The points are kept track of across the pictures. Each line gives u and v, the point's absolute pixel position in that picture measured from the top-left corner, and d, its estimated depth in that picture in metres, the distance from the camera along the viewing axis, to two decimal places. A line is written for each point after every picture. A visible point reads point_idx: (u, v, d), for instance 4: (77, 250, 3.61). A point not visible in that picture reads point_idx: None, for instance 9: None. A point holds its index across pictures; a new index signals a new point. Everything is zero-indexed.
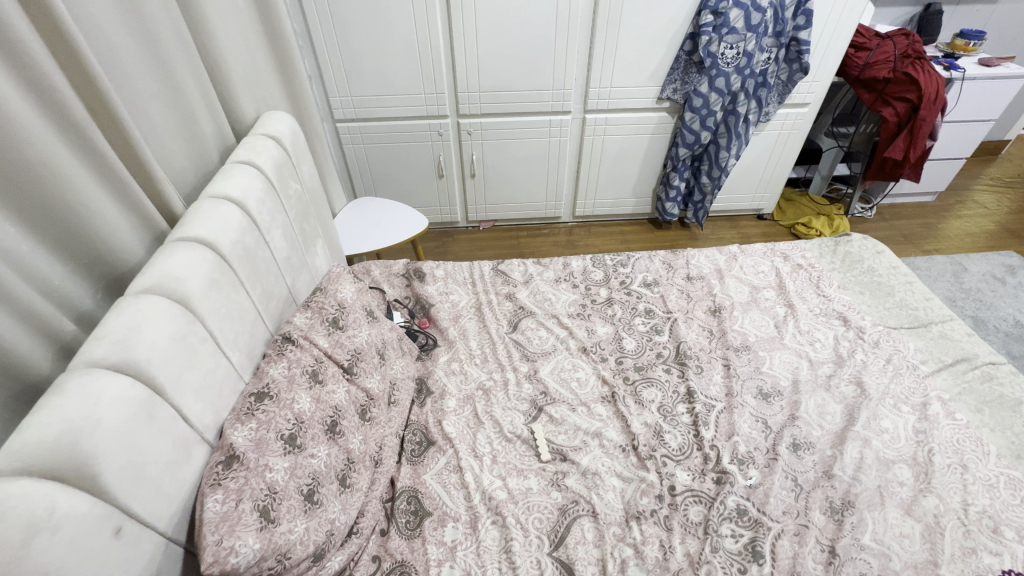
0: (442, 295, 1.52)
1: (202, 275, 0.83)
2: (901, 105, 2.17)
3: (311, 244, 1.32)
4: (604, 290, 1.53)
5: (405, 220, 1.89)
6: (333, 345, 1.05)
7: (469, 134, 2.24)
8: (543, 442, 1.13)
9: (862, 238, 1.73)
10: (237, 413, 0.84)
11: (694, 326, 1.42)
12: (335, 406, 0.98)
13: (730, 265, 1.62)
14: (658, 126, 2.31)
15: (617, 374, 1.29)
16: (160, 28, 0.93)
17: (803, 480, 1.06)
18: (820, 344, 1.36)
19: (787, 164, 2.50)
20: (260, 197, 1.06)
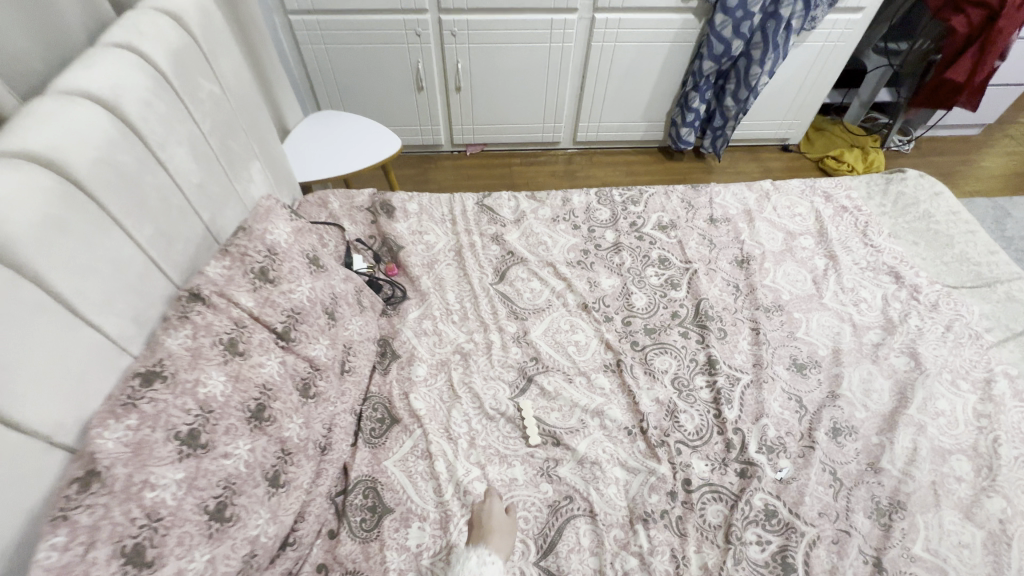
0: (415, 236, 1.25)
1: (33, 212, 0.56)
2: (976, 13, 1.80)
3: (241, 167, 1.03)
4: (610, 233, 1.28)
5: (373, 143, 1.55)
6: (261, 304, 0.80)
7: (453, 36, 1.85)
8: (532, 421, 0.93)
9: (918, 175, 1.44)
10: (112, 403, 0.61)
11: (717, 279, 1.18)
12: (262, 385, 0.75)
13: (761, 205, 1.36)
14: (681, 32, 1.92)
15: (624, 338, 1.07)
16: None
17: (843, 474, 0.88)
18: (866, 306, 1.14)
19: (825, 85, 2.15)
20: (145, 98, 0.75)
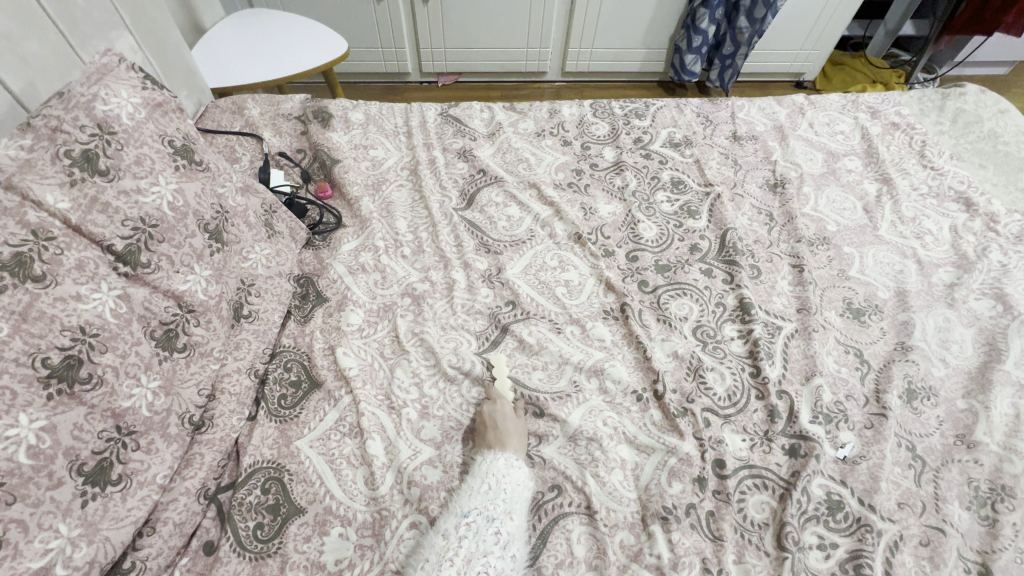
0: (358, 151, 0.96)
1: None
2: None
3: (92, 29, 0.72)
4: (610, 151, 1.01)
5: (304, 50, 1.22)
6: (84, 207, 0.52)
7: None
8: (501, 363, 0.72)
9: (980, 90, 1.18)
10: None
11: (745, 206, 0.93)
12: (77, 328, 0.48)
13: (794, 122, 1.09)
14: None
15: (629, 277, 0.81)
16: None
17: (925, 450, 0.65)
18: (933, 239, 0.90)
19: (852, 4, 1.86)
20: None
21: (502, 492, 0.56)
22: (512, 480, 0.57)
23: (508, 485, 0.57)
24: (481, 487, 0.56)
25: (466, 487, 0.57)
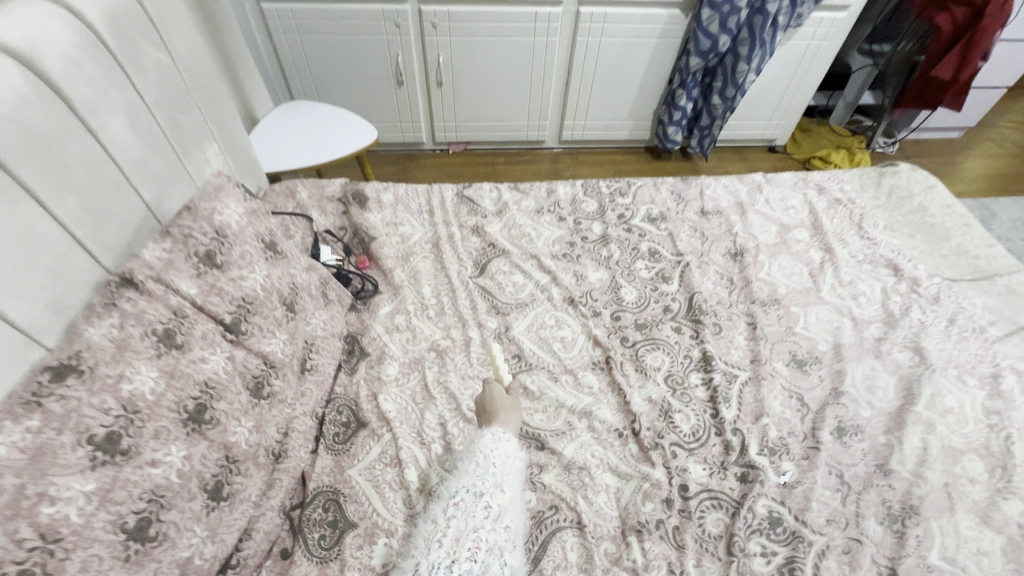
0: (389, 227, 1.17)
1: None
2: (961, 11, 1.80)
3: (194, 145, 0.94)
4: (597, 225, 1.21)
5: (337, 139, 1.45)
6: (206, 292, 0.71)
7: (433, 27, 1.78)
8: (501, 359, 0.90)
9: (911, 169, 1.40)
10: (13, 402, 0.52)
11: (710, 273, 1.12)
12: (203, 383, 0.66)
13: (753, 198, 1.30)
14: (667, 28, 1.88)
15: (613, 334, 0.99)
16: None
17: (851, 476, 0.81)
18: (866, 300, 1.08)
19: (811, 83, 2.13)
20: (68, 53, 0.66)
21: (490, 471, 0.70)
22: (500, 457, 0.72)
23: (497, 464, 0.71)
24: (473, 469, 0.70)
25: (463, 470, 0.71)
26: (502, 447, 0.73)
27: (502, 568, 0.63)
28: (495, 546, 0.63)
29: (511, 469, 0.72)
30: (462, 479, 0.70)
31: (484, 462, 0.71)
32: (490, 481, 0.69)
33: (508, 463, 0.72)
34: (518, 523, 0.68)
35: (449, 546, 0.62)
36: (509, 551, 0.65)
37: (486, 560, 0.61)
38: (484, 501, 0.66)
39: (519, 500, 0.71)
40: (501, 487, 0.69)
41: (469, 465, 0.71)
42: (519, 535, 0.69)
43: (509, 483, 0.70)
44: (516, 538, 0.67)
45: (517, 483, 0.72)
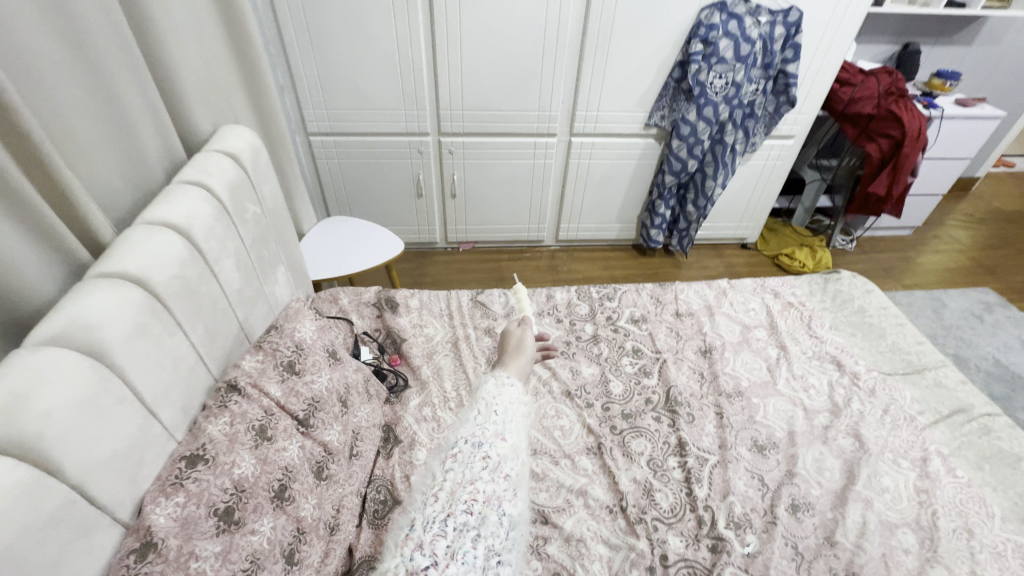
0: (416, 329, 1.40)
1: (125, 321, 0.70)
2: (884, 141, 2.19)
3: (270, 270, 1.20)
4: (589, 326, 1.45)
5: (369, 251, 1.73)
6: (287, 394, 0.92)
7: (450, 153, 2.15)
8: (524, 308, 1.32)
9: (851, 275, 1.68)
10: (163, 482, 0.71)
11: (684, 368, 1.34)
12: (285, 467, 0.85)
13: (719, 301, 1.55)
14: (644, 152, 2.26)
15: (603, 422, 1.19)
16: (97, 35, 0.80)
17: (803, 547, 0.98)
18: (815, 391, 1.29)
19: (771, 193, 2.48)
20: (208, 223, 0.93)
21: (490, 421, 1.00)
22: (501, 407, 1.03)
23: (497, 413, 1.02)
24: (477, 421, 1.00)
25: (470, 420, 1.01)
26: (501, 393, 1.06)
27: (499, 516, 0.87)
28: (492, 497, 0.88)
29: (508, 420, 1.02)
30: (466, 433, 0.98)
31: (487, 411, 1.02)
32: (490, 432, 0.98)
33: (507, 411, 1.03)
34: (515, 470, 0.95)
35: (445, 501, 0.86)
36: (506, 502, 0.90)
37: (482, 512, 0.86)
38: (482, 453, 0.93)
39: (517, 450, 0.99)
40: (501, 436, 0.98)
41: (474, 414, 1.02)
42: (519, 479, 0.95)
43: (509, 433, 0.99)
44: (515, 487, 0.93)
45: (515, 433, 1.00)
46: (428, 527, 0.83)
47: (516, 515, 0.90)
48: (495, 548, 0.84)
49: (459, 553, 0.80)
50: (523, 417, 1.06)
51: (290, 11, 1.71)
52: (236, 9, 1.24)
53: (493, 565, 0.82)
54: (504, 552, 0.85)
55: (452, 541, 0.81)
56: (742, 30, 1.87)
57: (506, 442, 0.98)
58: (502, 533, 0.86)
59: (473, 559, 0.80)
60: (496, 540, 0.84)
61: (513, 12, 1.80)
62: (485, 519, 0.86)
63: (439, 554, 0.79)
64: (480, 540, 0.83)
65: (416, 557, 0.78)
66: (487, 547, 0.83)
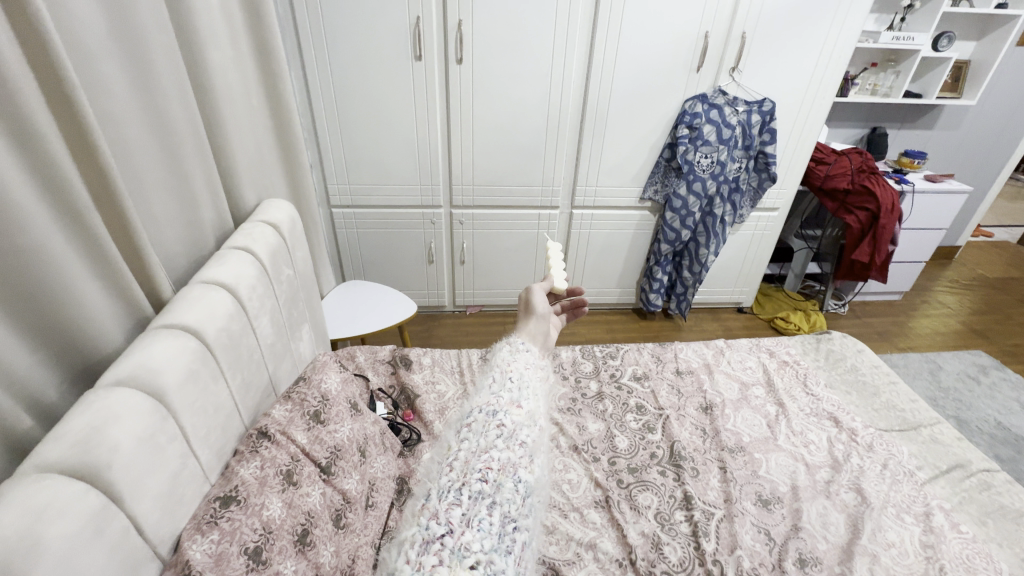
0: (428, 385, 1.46)
1: (182, 367, 0.79)
2: (862, 214, 2.36)
3: (297, 328, 1.29)
4: (594, 383, 1.51)
5: (384, 312, 1.83)
6: (312, 442, 0.98)
7: (461, 223, 2.32)
8: (557, 263, 1.18)
9: (842, 336, 1.76)
10: (198, 521, 0.76)
11: (687, 424, 1.39)
12: (307, 512, 0.89)
13: (717, 360, 1.62)
14: (640, 222, 2.43)
15: (610, 476, 1.23)
16: (179, 127, 0.96)
17: None
18: (815, 447, 1.33)
19: (762, 261, 2.62)
20: (251, 283, 1.04)
21: (505, 389, 0.89)
22: (517, 373, 0.92)
23: (513, 380, 0.91)
24: (492, 390, 0.89)
25: (484, 389, 0.90)
26: (517, 359, 0.96)
27: (515, 484, 0.76)
28: (507, 465, 0.77)
29: (523, 387, 0.91)
30: (481, 401, 0.86)
31: (502, 377, 0.91)
32: (505, 399, 0.86)
33: (523, 378, 0.92)
34: (532, 437, 0.84)
35: (461, 470, 0.76)
36: (522, 469, 0.78)
37: (498, 480, 0.75)
38: (496, 422, 0.82)
39: (533, 418, 0.87)
40: (517, 403, 0.86)
41: (489, 383, 0.91)
42: (536, 445, 0.85)
43: (524, 400, 0.88)
44: (532, 453, 0.82)
45: (531, 400, 0.90)
46: (442, 496, 0.72)
47: (534, 482, 0.79)
48: (512, 515, 0.73)
49: (475, 521, 0.70)
50: (539, 386, 0.96)
51: (325, 102, 1.95)
52: (283, 103, 1.45)
53: (510, 533, 0.72)
54: (522, 519, 0.75)
55: (468, 509, 0.71)
56: (722, 117, 2.10)
57: (521, 411, 0.86)
58: (520, 502, 0.75)
59: (489, 527, 0.70)
60: (513, 507, 0.74)
61: (520, 103, 2.04)
62: (500, 487, 0.75)
63: (455, 521, 0.69)
64: (496, 507, 0.73)
65: (432, 526, 0.69)
66: (503, 514, 0.73)
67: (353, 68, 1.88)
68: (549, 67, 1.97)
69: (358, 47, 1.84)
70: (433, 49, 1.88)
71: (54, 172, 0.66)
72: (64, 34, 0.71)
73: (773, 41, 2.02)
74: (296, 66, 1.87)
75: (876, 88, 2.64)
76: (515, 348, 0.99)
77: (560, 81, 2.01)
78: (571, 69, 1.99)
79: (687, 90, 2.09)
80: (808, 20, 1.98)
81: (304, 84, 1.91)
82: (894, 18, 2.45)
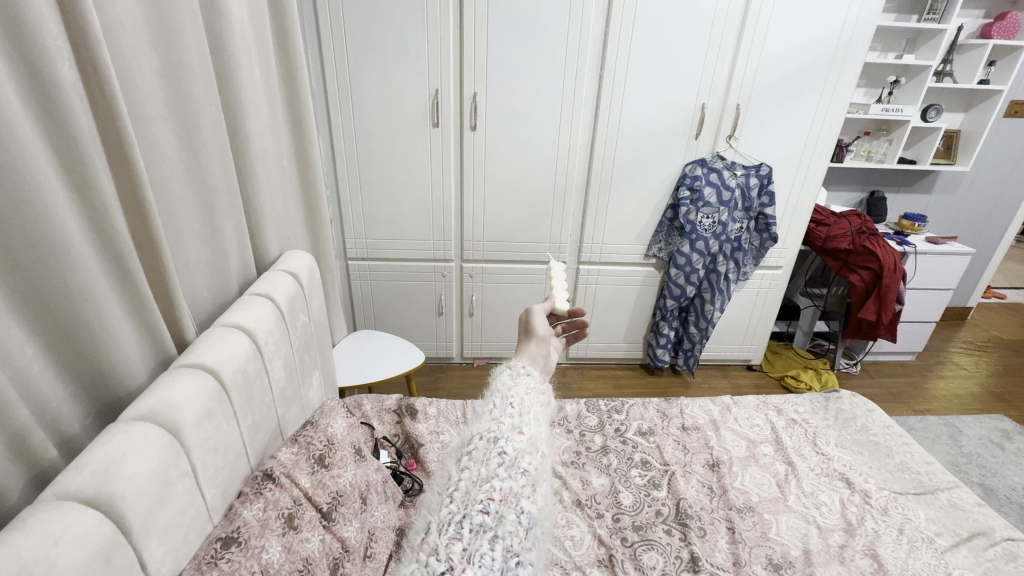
0: (433, 435, 1.47)
1: (198, 404, 0.83)
2: (865, 273, 2.40)
3: (308, 374, 1.33)
4: (599, 437, 1.50)
5: (391, 360, 1.86)
6: (315, 486, 0.99)
7: (470, 277, 2.39)
8: (558, 281, 1.08)
9: (851, 394, 1.75)
10: (199, 561, 0.76)
11: (693, 481, 1.36)
12: (306, 558, 0.88)
13: (724, 416, 1.61)
14: (646, 279, 2.49)
15: (615, 534, 1.21)
16: (216, 184, 1.06)
17: None
18: (827, 509, 1.29)
19: (769, 318, 2.64)
20: (268, 327, 1.10)
21: (506, 413, 0.74)
22: (519, 398, 0.78)
23: (515, 405, 0.76)
24: (493, 414, 0.74)
25: (483, 414, 0.75)
26: (517, 383, 0.81)
27: (519, 516, 0.63)
28: (510, 495, 0.64)
29: (528, 412, 0.76)
30: (480, 427, 0.72)
31: (503, 402, 0.76)
32: (507, 424, 0.72)
33: (525, 403, 0.77)
34: (537, 466, 0.70)
35: (461, 500, 0.63)
36: (526, 499, 0.65)
37: (501, 511, 0.62)
38: (498, 449, 0.68)
39: (538, 445, 0.73)
40: (520, 428, 0.72)
41: (489, 407, 0.76)
42: (542, 476, 0.70)
43: (529, 425, 0.74)
44: (536, 484, 0.68)
45: (537, 425, 0.75)
46: (442, 530, 0.60)
47: (539, 514, 0.66)
48: (516, 549, 0.61)
49: (476, 557, 0.58)
50: (544, 412, 0.80)
51: (347, 163, 2.10)
52: (310, 163, 1.58)
53: (514, 570, 0.60)
54: (525, 554, 0.62)
55: (469, 543, 0.59)
56: (721, 180, 2.20)
57: (526, 437, 0.72)
58: (524, 536, 0.62)
59: (491, 564, 0.58)
60: (518, 542, 0.61)
61: (529, 165, 2.17)
62: (503, 519, 0.62)
63: (455, 558, 0.57)
64: (498, 541, 0.60)
65: (431, 564, 0.56)
66: (506, 549, 0.60)
67: (376, 133, 2.05)
68: (557, 132, 2.12)
69: (381, 114, 2.01)
70: (450, 117, 2.05)
71: (108, 221, 0.74)
72: (129, 104, 0.82)
73: (767, 110, 2.15)
74: (324, 130, 2.03)
75: (871, 155, 2.75)
76: (515, 371, 0.84)
77: (567, 146, 2.15)
78: (576, 134, 2.13)
79: (687, 155, 2.22)
80: (799, 92, 2.13)
81: (330, 146, 2.07)
82: (882, 91, 2.61)
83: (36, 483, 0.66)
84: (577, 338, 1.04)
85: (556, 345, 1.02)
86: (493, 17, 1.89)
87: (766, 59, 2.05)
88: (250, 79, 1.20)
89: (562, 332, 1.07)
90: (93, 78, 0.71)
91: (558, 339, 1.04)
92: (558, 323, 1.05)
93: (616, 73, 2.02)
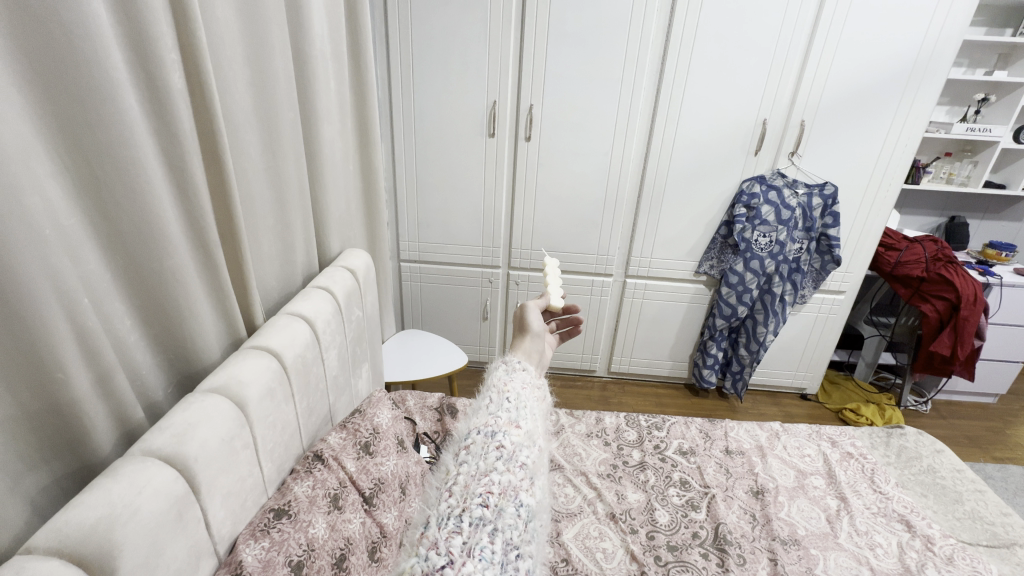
0: None
1: (263, 382, 0.90)
2: (940, 303, 2.23)
3: (358, 366, 1.41)
4: (637, 452, 1.48)
5: (437, 359, 1.93)
6: (359, 471, 1.05)
7: (516, 284, 2.44)
8: (553, 278, 1.07)
9: (917, 432, 1.62)
10: (253, 528, 0.82)
11: (735, 507, 1.31)
12: (347, 538, 0.93)
13: (772, 443, 1.54)
14: (695, 296, 2.43)
15: (648, 551, 1.19)
16: (290, 182, 1.15)
17: None
18: (883, 551, 1.21)
19: (828, 345, 2.49)
20: (326, 318, 1.18)
21: (503, 408, 0.75)
22: (515, 393, 0.78)
23: (511, 400, 0.77)
24: (489, 409, 0.75)
25: (480, 409, 0.76)
26: (513, 378, 0.82)
27: (517, 509, 0.63)
28: (508, 488, 0.64)
29: (524, 407, 0.77)
30: (477, 421, 0.73)
31: (499, 398, 0.77)
32: (504, 418, 0.73)
33: (521, 399, 0.78)
34: (533, 459, 0.71)
35: (460, 494, 0.63)
36: (525, 493, 0.65)
37: (500, 504, 0.62)
38: (496, 442, 0.69)
39: (533, 438, 0.74)
40: (516, 423, 0.73)
41: (486, 402, 0.77)
42: (540, 469, 0.71)
43: (525, 419, 0.75)
44: (534, 476, 0.69)
45: (532, 419, 0.76)
46: (442, 524, 0.60)
47: (538, 508, 0.66)
48: (516, 542, 0.61)
49: (476, 551, 0.57)
50: (540, 408, 0.82)
51: (406, 169, 2.20)
52: (373, 168, 1.67)
53: (513, 564, 0.59)
54: (524, 547, 0.62)
55: (468, 537, 0.58)
56: (781, 199, 2.12)
57: (522, 431, 0.73)
58: (524, 529, 0.62)
59: (491, 557, 0.57)
60: (517, 535, 0.61)
61: (580, 176, 2.19)
62: (502, 513, 0.62)
63: (455, 552, 0.57)
64: (498, 534, 0.60)
65: (431, 557, 0.56)
66: (505, 541, 0.60)
67: (434, 141, 2.14)
68: (611, 144, 2.12)
69: (440, 125, 2.11)
70: (506, 128, 2.11)
71: (198, 212, 0.82)
72: (224, 109, 0.92)
73: (835, 127, 2.06)
74: (386, 137, 2.15)
75: (952, 177, 2.56)
76: (511, 366, 0.86)
77: (620, 157, 2.15)
78: (631, 147, 2.13)
79: (745, 171, 2.16)
80: (870, 109, 2.03)
81: (391, 153, 2.18)
82: (968, 110, 2.43)
83: (125, 439, 0.75)
84: (570, 334, 1.04)
85: (550, 340, 1.03)
86: (553, 30, 1.93)
87: (835, 76, 1.97)
88: (324, 89, 1.30)
89: (556, 328, 1.08)
90: (197, 87, 0.81)
91: (552, 334, 1.05)
92: (552, 320, 1.06)
93: (673, 87, 2.01)
